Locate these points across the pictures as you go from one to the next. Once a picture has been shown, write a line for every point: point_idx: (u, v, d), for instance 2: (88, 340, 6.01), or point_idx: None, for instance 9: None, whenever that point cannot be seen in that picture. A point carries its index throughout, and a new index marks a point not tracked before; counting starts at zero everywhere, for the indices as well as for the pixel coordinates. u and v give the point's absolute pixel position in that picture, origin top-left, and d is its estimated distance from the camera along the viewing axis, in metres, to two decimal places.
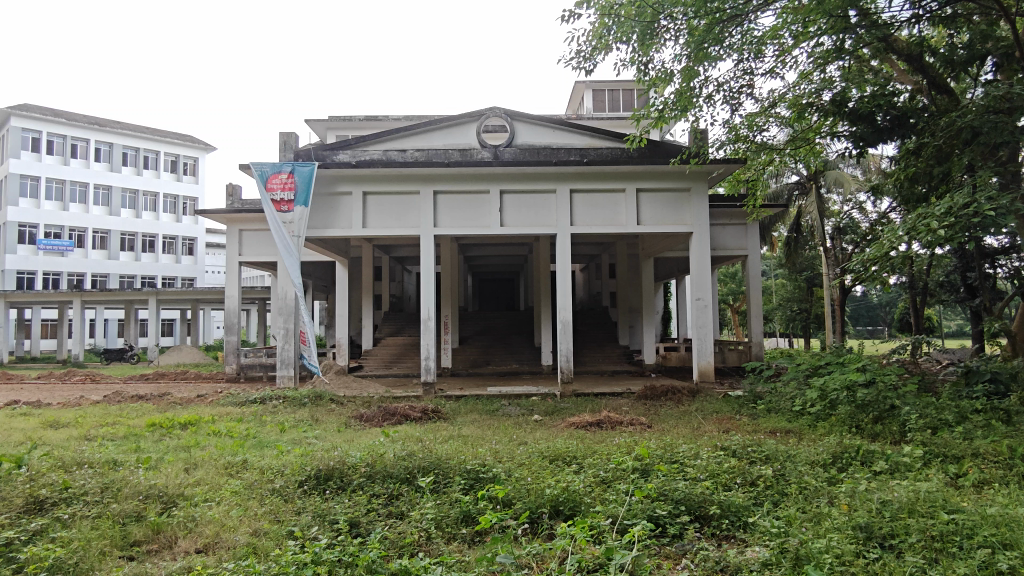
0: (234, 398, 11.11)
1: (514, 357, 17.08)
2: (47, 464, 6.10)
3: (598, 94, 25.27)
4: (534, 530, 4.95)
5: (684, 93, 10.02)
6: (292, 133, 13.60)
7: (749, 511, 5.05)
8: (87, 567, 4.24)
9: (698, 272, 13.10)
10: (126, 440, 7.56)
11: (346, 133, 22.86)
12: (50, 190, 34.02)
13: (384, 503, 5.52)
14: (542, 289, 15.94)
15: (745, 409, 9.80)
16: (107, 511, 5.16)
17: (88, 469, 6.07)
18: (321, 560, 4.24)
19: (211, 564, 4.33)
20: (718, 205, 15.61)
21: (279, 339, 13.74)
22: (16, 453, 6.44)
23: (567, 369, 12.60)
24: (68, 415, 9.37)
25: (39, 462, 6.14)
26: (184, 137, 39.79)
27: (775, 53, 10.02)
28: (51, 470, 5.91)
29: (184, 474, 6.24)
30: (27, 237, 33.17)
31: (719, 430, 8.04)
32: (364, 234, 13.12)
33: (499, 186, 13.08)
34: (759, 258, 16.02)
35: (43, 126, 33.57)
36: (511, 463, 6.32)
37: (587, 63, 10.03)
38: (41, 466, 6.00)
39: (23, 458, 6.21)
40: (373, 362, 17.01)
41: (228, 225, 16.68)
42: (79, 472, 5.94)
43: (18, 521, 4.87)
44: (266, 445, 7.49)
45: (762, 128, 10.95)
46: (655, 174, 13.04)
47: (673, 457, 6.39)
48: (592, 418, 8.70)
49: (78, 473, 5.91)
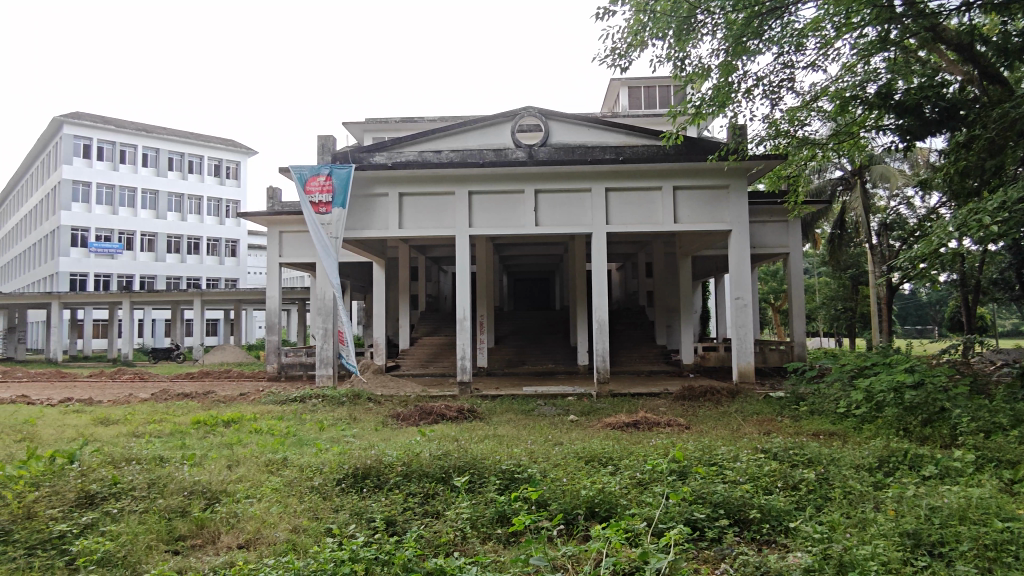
0: (275, 396, 11.33)
1: (550, 357, 17.04)
2: (98, 459, 6.33)
3: (634, 91, 25.04)
4: (570, 531, 4.92)
5: (721, 89, 9.84)
6: (330, 136, 13.83)
7: (790, 516, 4.93)
8: (134, 560, 4.37)
9: (737, 270, 12.85)
10: (172, 437, 7.79)
11: (383, 135, 23.14)
12: (100, 195, 35.37)
13: (420, 502, 5.56)
14: (578, 289, 15.85)
15: (787, 411, 9.58)
16: (154, 506, 5.32)
17: (137, 464, 6.29)
18: (358, 558, 4.29)
19: (252, 559, 4.42)
20: (758, 203, 15.29)
21: (318, 339, 13.97)
22: (70, 448, 6.70)
23: (603, 369, 12.50)
24: (117, 413, 9.69)
25: (90, 458, 6.37)
26: (228, 141, 40.83)
27: (817, 45, 9.76)
28: (101, 465, 6.13)
29: (227, 471, 6.39)
30: (79, 240, 34.64)
31: (760, 432, 7.88)
32: (400, 235, 13.26)
33: (534, 186, 13.06)
34: (801, 256, 15.65)
35: (94, 133, 34.92)
36: (547, 464, 6.30)
37: (622, 61, 9.96)
38: (93, 461, 6.23)
39: (75, 453, 6.46)
40: (410, 361, 17.16)
41: (269, 228, 17.05)
42: (127, 468, 6.14)
43: (70, 515, 5.05)
44: (306, 443, 7.62)
45: (804, 122, 10.68)
46: (692, 172, 12.84)
47: (712, 459, 6.28)
48: (629, 419, 8.63)
49: (127, 468, 6.12)
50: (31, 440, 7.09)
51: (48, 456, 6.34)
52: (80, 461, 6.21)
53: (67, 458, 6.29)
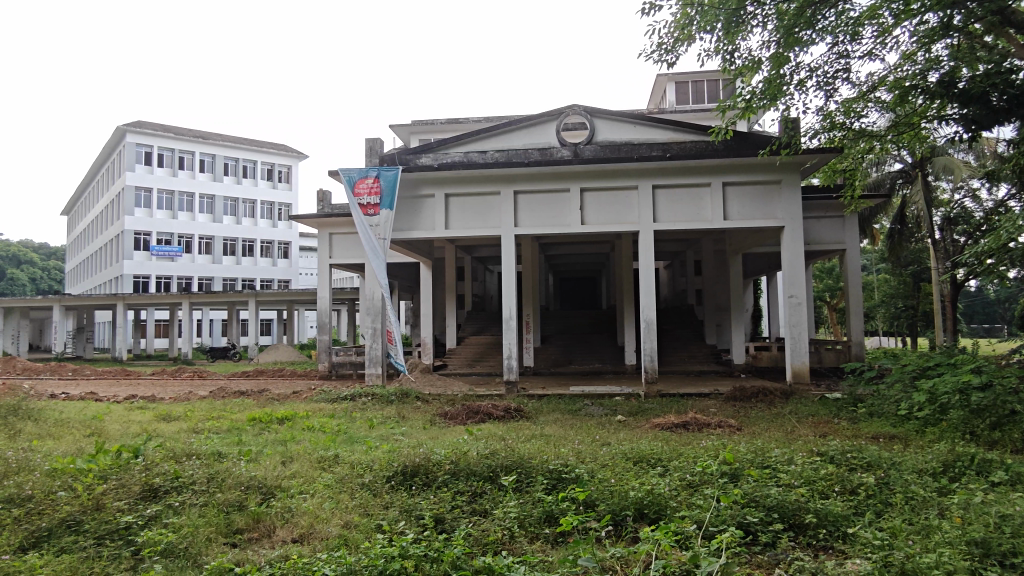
0: (326, 395, 11.58)
1: (597, 357, 16.92)
2: (162, 454, 6.59)
3: (681, 86, 24.66)
4: (618, 533, 4.87)
5: (773, 81, 9.58)
6: (378, 139, 14.07)
7: (849, 521, 4.76)
8: (195, 552, 4.54)
9: (790, 268, 12.50)
10: (229, 433, 8.06)
11: (428, 136, 23.42)
12: (161, 200, 36.85)
13: (468, 500, 5.59)
14: (625, 288, 15.69)
15: (844, 413, 9.26)
16: (213, 500, 5.51)
17: (197, 460, 6.53)
18: (408, 555, 4.35)
19: (306, 553, 4.52)
20: (812, 198, 14.85)
21: (368, 338, 14.23)
22: (135, 443, 7.01)
23: (651, 369, 12.34)
24: (179, 409, 10.09)
25: (154, 453, 6.64)
26: (280, 146, 41.95)
27: (874, 34, 9.41)
28: (165, 460, 6.39)
29: (281, 467, 6.57)
30: (142, 244, 36.15)
31: (815, 434, 7.64)
32: (447, 235, 13.38)
33: (580, 184, 12.98)
34: (858, 252, 15.13)
35: (155, 141, 36.41)
36: (594, 464, 6.25)
37: (669, 56, 9.82)
38: (158, 456, 6.50)
39: (141, 447, 6.75)
40: (457, 361, 17.30)
41: (319, 230, 17.45)
42: (189, 463, 6.38)
43: (135, 507, 5.27)
44: (356, 441, 7.77)
45: (861, 114, 10.31)
46: (742, 167, 12.55)
47: (765, 462, 6.12)
48: (678, 419, 8.49)
49: (189, 463, 6.36)
50: (100, 435, 7.44)
51: (117, 450, 6.65)
52: (145, 455, 6.49)
53: (132, 452, 6.57)
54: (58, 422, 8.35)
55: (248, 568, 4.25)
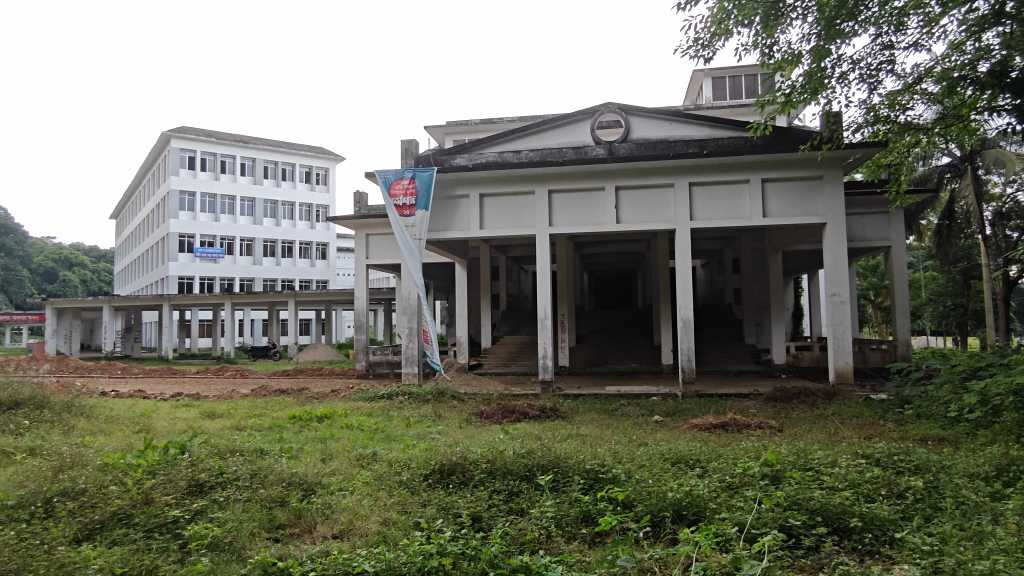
0: (364, 393, 11.74)
1: (633, 356, 16.77)
2: (208, 449, 6.79)
3: (718, 82, 24.26)
4: (657, 534, 4.82)
5: (813, 75, 9.36)
6: (413, 140, 14.21)
7: (896, 526, 4.62)
8: (240, 546, 4.65)
9: (833, 266, 12.20)
10: (271, 430, 8.23)
11: (463, 137, 23.55)
12: (204, 203, 37.84)
13: (505, 499, 5.60)
14: (661, 287, 15.52)
15: (890, 415, 9.00)
16: (256, 496, 5.63)
17: (240, 456, 6.68)
18: (446, 552, 4.38)
19: (346, 549, 4.59)
20: (855, 194, 14.47)
21: (404, 338, 14.38)
22: (183, 439, 7.22)
23: (689, 369, 12.19)
24: (222, 407, 10.36)
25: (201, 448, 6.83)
26: (317, 149, 42.65)
27: (920, 23, 9.11)
28: (211, 455, 6.58)
29: (321, 464, 6.69)
30: (186, 246, 37.19)
31: (860, 436, 7.45)
32: (482, 235, 13.43)
33: (615, 183, 12.88)
34: (904, 249, 14.69)
35: (198, 145, 37.41)
36: (632, 465, 6.19)
37: (706, 51, 9.67)
38: (205, 452, 6.69)
39: (187, 444, 6.94)
40: (492, 360, 17.35)
41: (356, 231, 17.69)
42: (231, 460, 6.53)
43: (182, 501, 5.42)
44: (394, 439, 7.85)
45: (906, 106, 9.99)
46: (782, 163, 12.29)
47: (808, 464, 5.98)
48: (716, 420, 8.37)
49: (232, 458, 6.52)
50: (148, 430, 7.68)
51: (165, 446, 6.86)
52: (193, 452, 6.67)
53: (178, 448, 6.76)
54: (109, 418, 8.66)
55: (290, 562, 4.32)
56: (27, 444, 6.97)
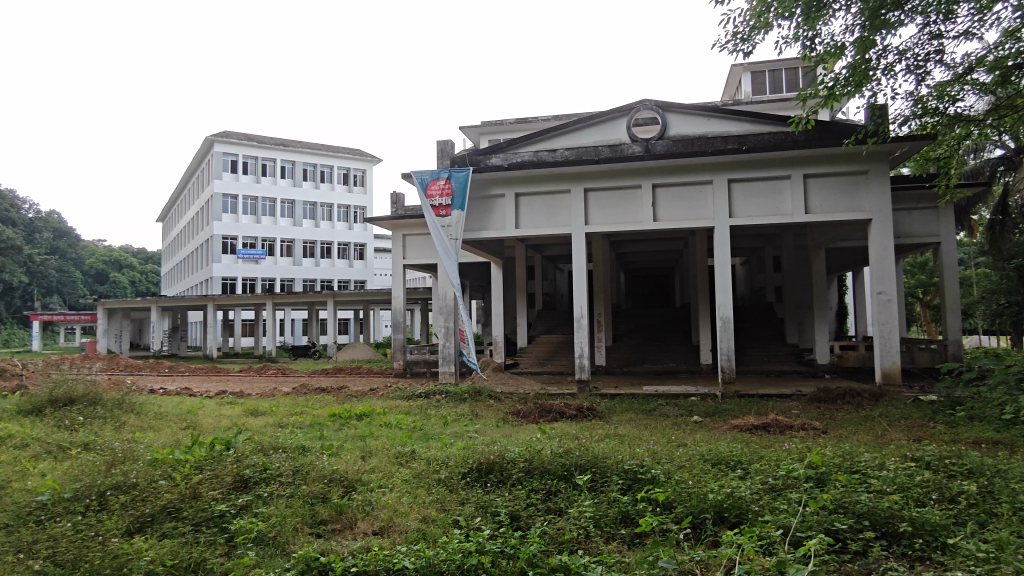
0: (402, 392, 11.86)
1: (671, 356, 16.58)
2: (255, 444, 6.97)
3: (757, 76, 23.84)
4: (698, 536, 4.75)
5: (857, 67, 9.11)
6: (448, 141, 14.30)
7: (948, 531, 4.45)
8: (285, 540, 4.76)
9: (879, 263, 11.85)
10: (312, 428, 8.39)
11: (498, 136, 23.62)
12: (246, 206, 38.73)
13: (543, 498, 5.60)
14: (700, 286, 15.30)
15: (940, 417, 8.69)
16: (299, 491, 5.74)
17: (286, 451, 6.87)
18: (485, 551, 4.40)
19: (386, 546, 4.64)
20: (901, 188, 14.05)
21: (441, 337, 14.50)
22: (228, 435, 7.41)
23: (728, 369, 11.99)
24: (265, 404, 10.60)
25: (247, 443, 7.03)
26: (355, 151, 43.24)
27: (971, 11, 8.78)
28: (258, 450, 6.75)
29: (361, 461, 6.79)
30: (229, 247, 38.13)
31: (909, 439, 7.22)
32: (517, 235, 13.45)
33: (652, 180, 12.75)
34: (954, 245, 14.20)
35: (240, 149, 38.31)
36: (671, 465, 6.12)
37: (745, 45, 9.49)
38: (252, 448, 6.88)
39: (232, 440, 7.11)
40: (528, 359, 17.35)
41: (393, 231, 17.90)
42: (277, 456, 6.70)
43: (228, 496, 5.57)
44: (432, 437, 7.92)
45: (956, 98, 9.63)
46: (825, 158, 12.00)
47: (854, 466, 5.82)
48: (757, 421, 8.21)
49: (278, 454, 6.69)
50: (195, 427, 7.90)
51: (212, 442, 7.05)
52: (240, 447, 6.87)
53: (225, 444, 6.96)
54: (159, 414, 8.96)
55: (332, 557, 4.38)
56: (82, 439, 7.24)
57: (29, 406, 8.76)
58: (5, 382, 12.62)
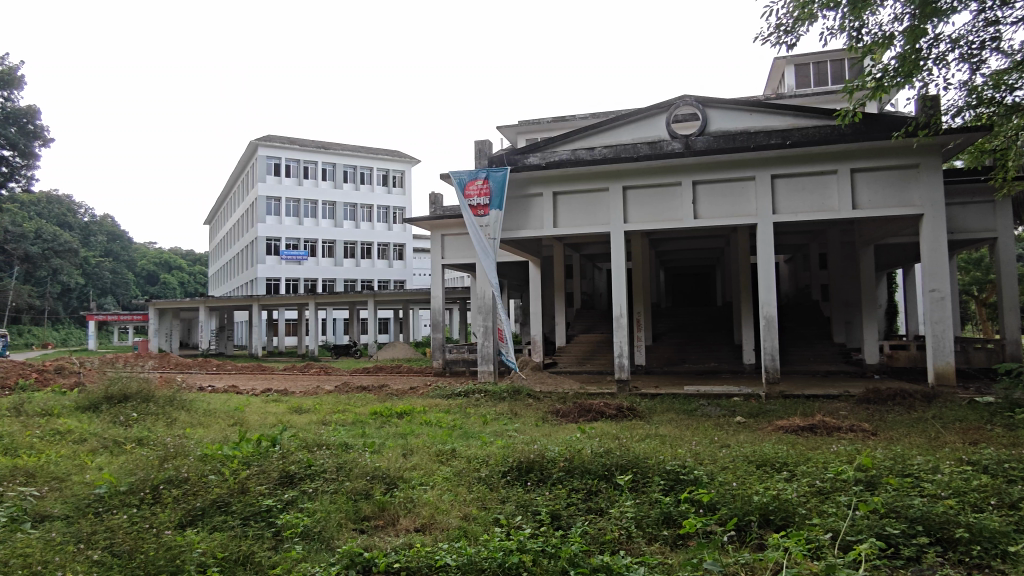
0: (442, 391, 11.95)
1: (713, 355, 16.31)
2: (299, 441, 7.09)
3: (801, 69, 23.30)
4: (742, 538, 4.67)
5: (907, 57, 8.81)
6: (486, 141, 14.37)
7: (1009, 538, 4.26)
8: (329, 536, 4.84)
9: (932, 259, 11.44)
10: (354, 425, 8.53)
11: (535, 135, 23.62)
12: (289, 208, 39.57)
13: (584, 498, 5.56)
14: (742, 284, 15.01)
15: (999, 419, 8.34)
16: (342, 488, 5.84)
17: (328, 449, 6.97)
18: (526, 550, 4.40)
19: (428, 542, 4.69)
20: (955, 182, 13.54)
21: (479, 336, 14.56)
22: (273, 432, 7.58)
23: (773, 369, 11.73)
24: (308, 402, 10.80)
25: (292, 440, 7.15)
26: (394, 152, 43.68)
27: None
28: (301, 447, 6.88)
29: (403, 459, 6.86)
30: (273, 249, 39.00)
31: (965, 442, 6.95)
32: (556, 234, 13.43)
33: (692, 177, 12.57)
34: (1012, 240, 13.61)
35: (282, 152, 39.17)
36: (714, 466, 6.02)
37: (789, 37, 9.27)
38: (296, 445, 7.00)
39: (278, 437, 7.27)
40: (567, 359, 17.29)
41: (432, 231, 18.06)
42: (320, 453, 6.79)
43: (275, 491, 5.70)
44: (471, 436, 7.95)
45: (1014, 87, 9.23)
46: (874, 151, 11.65)
47: (907, 470, 5.63)
48: (804, 422, 8.01)
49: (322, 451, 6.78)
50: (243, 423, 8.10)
51: (258, 439, 7.22)
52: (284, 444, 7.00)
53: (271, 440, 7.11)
54: (207, 411, 9.21)
55: (376, 553, 4.45)
56: (136, 434, 7.50)
57: (87, 402, 9.11)
58: (64, 379, 13.16)
